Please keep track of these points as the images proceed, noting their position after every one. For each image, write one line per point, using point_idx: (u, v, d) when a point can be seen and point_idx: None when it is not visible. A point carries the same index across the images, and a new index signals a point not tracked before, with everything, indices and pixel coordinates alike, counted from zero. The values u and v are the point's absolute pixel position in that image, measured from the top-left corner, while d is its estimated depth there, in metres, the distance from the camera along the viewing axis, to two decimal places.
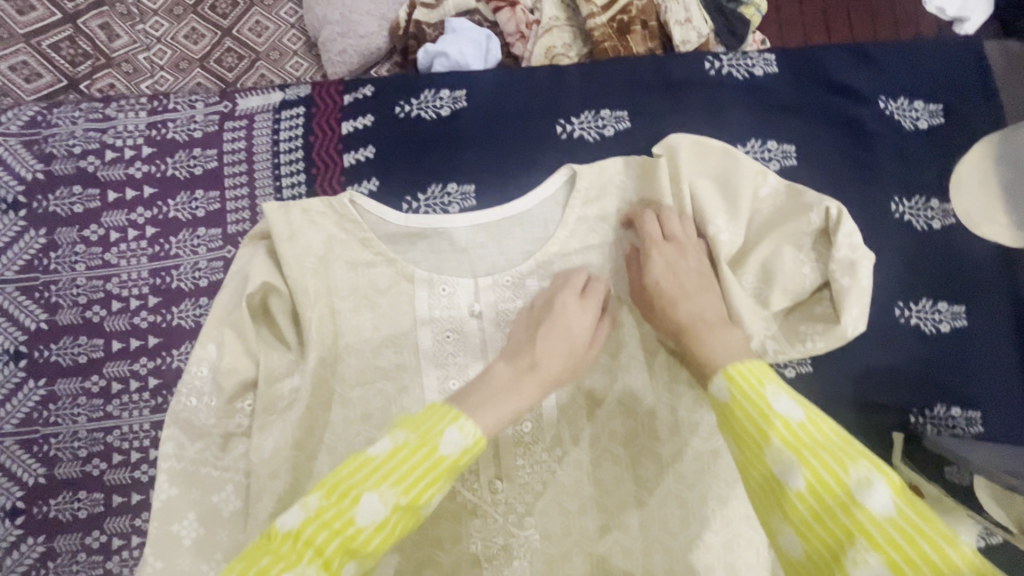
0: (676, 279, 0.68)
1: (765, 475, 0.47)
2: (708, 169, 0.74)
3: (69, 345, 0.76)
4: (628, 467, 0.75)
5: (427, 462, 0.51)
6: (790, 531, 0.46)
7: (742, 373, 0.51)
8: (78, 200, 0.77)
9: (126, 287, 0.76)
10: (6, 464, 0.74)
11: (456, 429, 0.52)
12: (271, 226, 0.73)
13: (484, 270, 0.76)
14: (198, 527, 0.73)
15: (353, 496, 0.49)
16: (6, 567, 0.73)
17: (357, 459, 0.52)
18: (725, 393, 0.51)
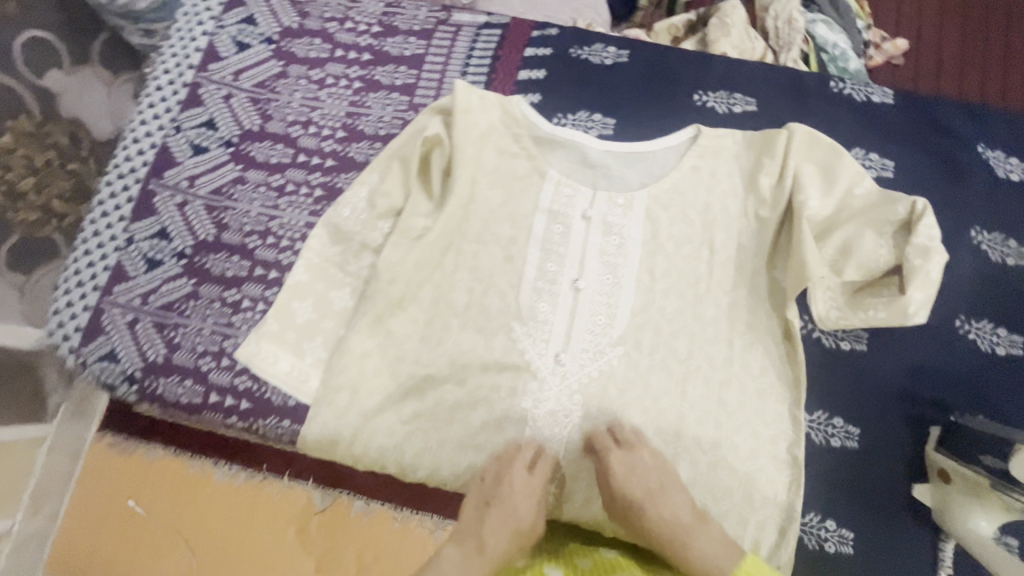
0: (639, 481, 0.77)
1: None
2: (815, 157, 0.87)
3: (268, 147, 0.95)
4: (678, 381, 0.83)
5: None
6: None
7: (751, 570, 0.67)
8: (313, 49, 0.99)
9: (325, 119, 0.96)
10: (189, 218, 0.92)
11: None
12: (455, 99, 0.91)
13: (603, 186, 0.91)
14: (313, 311, 0.87)
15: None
16: (160, 293, 0.89)
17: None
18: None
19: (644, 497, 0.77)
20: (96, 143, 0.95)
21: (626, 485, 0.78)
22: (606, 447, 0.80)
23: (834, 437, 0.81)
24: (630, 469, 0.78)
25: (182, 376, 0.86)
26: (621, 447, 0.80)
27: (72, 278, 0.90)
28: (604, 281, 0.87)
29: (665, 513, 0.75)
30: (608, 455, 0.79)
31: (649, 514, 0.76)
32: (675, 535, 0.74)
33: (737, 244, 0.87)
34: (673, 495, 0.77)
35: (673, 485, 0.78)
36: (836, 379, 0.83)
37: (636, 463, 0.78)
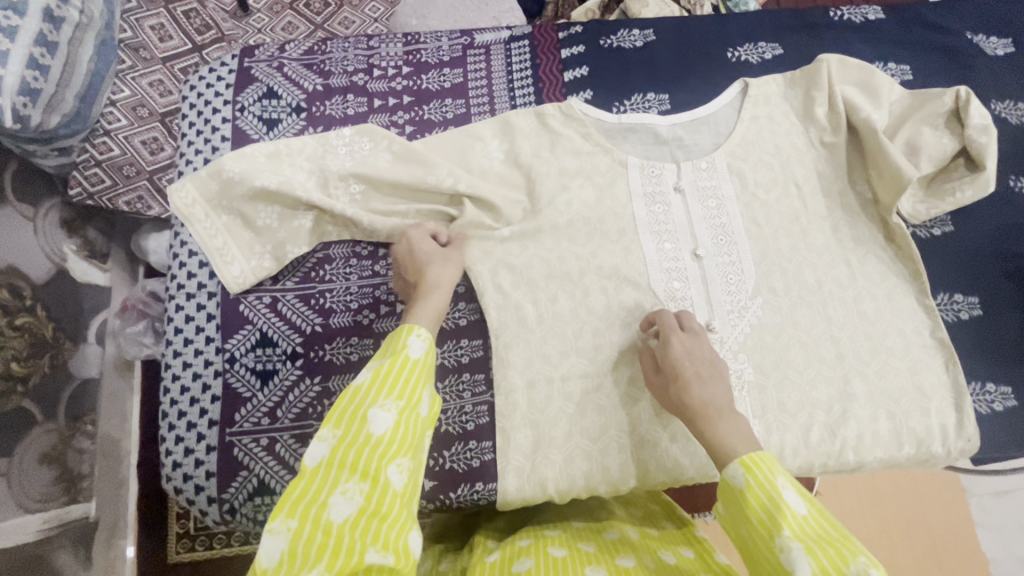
0: (698, 360, 0.73)
1: (765, 498, 0.56)
2: (852, 79, 0.95)
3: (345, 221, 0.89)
4: (820, 310, 0.88)
5: (406, 371, 0.58)
6: (791, 490, 0.56)
7: (756, 460, 0.58)
8: (349, 106, 0.94)
9: None
10: (287, 314, 0.84)
11: (416, 337, 0.61)
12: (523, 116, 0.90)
13: (684, 157, 0.94)
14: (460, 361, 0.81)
15: (358, 416, 0.54)
16: (288, 404, 0.80)
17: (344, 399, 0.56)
18: (741, 479, 0.58)
19: (690, 376, 0.71)
20: (16, 293, 1.08)
21: (681, 362, 0.73)
22: (670, 325, 0.78)
23: (961, 312, 0.89)
24: (689, 350, 0.74)
25: None
26: (689, 331, 0.77)
27: (178, 422, 0.80)
28: (719, 244, 0.90)
29: (705, 392, 0.68)
30: (671, 333, 0.76)
31: (693, 390, 0.69)
32: (703, 412, 0.67)
33: (817, 173, 0.94)
34: (718, 382, 0.70)
35: (720, 374, 0.71)
36: (941, 260, 0.91)
37: (695, 346, 0.75)
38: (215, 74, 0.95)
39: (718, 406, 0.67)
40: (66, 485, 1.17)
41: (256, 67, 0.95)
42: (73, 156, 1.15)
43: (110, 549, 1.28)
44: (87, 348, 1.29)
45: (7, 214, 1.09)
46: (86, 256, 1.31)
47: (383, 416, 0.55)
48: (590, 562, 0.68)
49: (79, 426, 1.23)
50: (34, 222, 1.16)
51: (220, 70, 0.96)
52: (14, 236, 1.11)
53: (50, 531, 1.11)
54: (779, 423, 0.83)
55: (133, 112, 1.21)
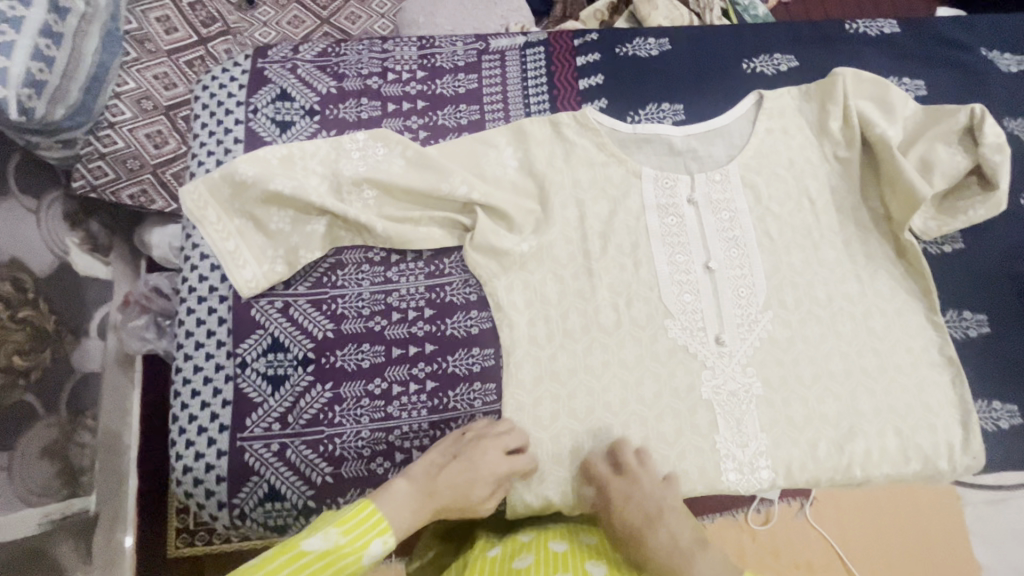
0: (637, 508, 0.75)
1: None
2: (866, 94, 0.96)
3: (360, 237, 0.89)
4: (829, 326, 0.88)
5: (403, 524, 0.64)
6: None
7: None
8: (363, 109, 0.93)
9: None
10: (299, 320, 0.84)
11: (426, 502, 0.67)
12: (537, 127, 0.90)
13: (697, 168, 0.94)
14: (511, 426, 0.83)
15: (364, 542, 0.58)
16: (299, 409, 0.80)
17: (375, 515, 0.61)
18: None
19: (643, 526, 0.73)
20: (19, 286, 1.08)
21: (630, 509, 0.75)
22: (605, 473, 0.80)
23: (970, 329, 0.90)
24: (629, 497, 0.76)
25: (362, 486, 0.79)
26: (624, 474, 0.79)
27: (189, 426, 0.79)
28: (731, 258, 0.90)
29: (663, 539, 0.71)
30: (611, 479, 0.79)
31: (648, 545, 0.70)
32: (636, 537, 0.72)
33: (830, 187, 0.94)
34: (668, 523, 0.73)
35: (674, 514, 0.74)
36: (951, 277, 0.92)
37: (631, 492, 0.76)
38: (228, 74, 0.94)
39: (681, 548, 0.70)
40: (69, 478, 1.17)
41: (269, 68, 0.94)
42: (78, 148, 1.14)
43: (110, 541, 1.28)
44: (90, 343, 1.28)
45: (10, 205, 1.10)
46: (89, 249, 1.30)
47: (374, 550, 0.59)
48: (590, 558, 0.73)
49: (82, 420, 1.22)
50: (37, 215, 1.16)
51: (233, 71, 0.95)
52: (17, 229, 1.11)
53: (52, 525, 1.11)
54: (787, 437, 0.84)
55: (138, 105, 1.18)
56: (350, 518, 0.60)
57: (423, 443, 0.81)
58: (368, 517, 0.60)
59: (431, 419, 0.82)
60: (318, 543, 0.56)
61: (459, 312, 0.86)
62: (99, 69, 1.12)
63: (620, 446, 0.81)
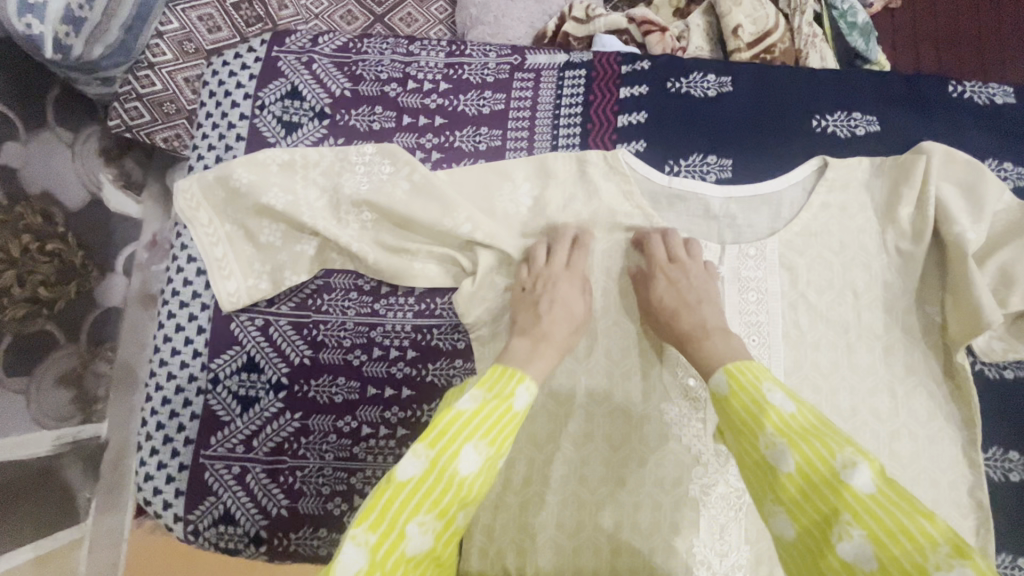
0: (681, 290, 0.76)
1: (751, 399, 0.56)
2: (953, 177, 0.82)
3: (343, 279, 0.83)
4: (847, 440, 0.79)
5: (505, 413, 0.58)
6: (779, 390, 0.56)
7: (740, 368, 0.60)
8: (375, 119, 0.85)
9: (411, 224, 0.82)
10: (277, 341, 0.80)
11: (524, 387, 0.61)
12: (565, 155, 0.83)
13: (731, 239, 0.83)
14: None
15: (509, 392, 0.60)
16: (265, 435, 0.78)
17: (507, 371, 0.62)
18: (725, 387, 0.59)
19: (679, 306, 0.75)
20: (48, 219, 1.10)
21: (665, 295, 0.77)
22: (659, 257, 0.79)
23: (1012, 472, 0.79)
24: (676, 278, 0.77)
25: (314, 525, 0.77)
26: (679, 256, 0.79)
27: (156, 434, 0.78)
28: (750, 346, 0.80)
29: (695, 319, 0.73)
30: (655, 272, 0.78)
31: (682, 319, 0.74)
32: (696, 332, 0.72)
33: (883, 282, 0.82)
34: (704, 309, 0.74)
35: (710, 296, 0.76)
36: (1004, 410, 0.80)
37: (681, 275, 0.77)
38: (241, 59, 0.88)
39: (709, 327, 0.72)
40: (82, 406, 1.22)
41: (283, 59, 0.87)
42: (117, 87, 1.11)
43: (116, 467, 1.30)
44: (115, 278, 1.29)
45: (47, 139, 1.11)
46: (123, 186, 1.29)
47: (473, 456, 0.54)
48: None
49: (99, 351, 1.24)
50: (73, 148, 1.16)
51: (247, 56, 0.88)
52: (49, 162, 1.11)
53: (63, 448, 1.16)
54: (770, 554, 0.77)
55: (179, 46, 1.09)
56: (486, 378, 0.62)
57: None
58: (500, 377, 0.62)
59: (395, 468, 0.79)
60: (470, 399, 0.58)
61: (442, 359, 0.81)
62: (143, 7, 1.02)
63: (666, 235, 0.81)
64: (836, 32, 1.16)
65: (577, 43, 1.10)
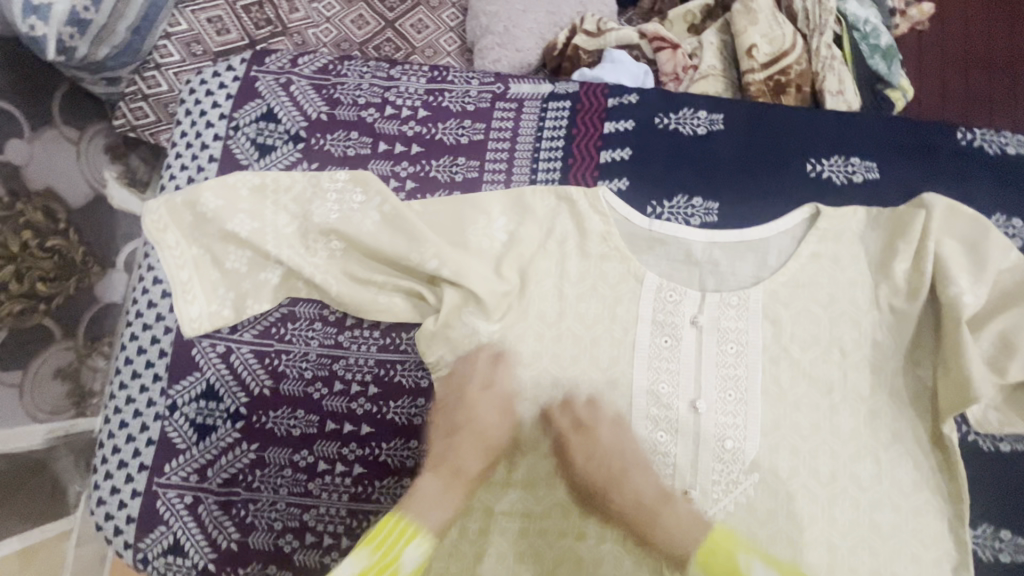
0: (601, 462, 0.74)
1: (730, 564, 0.61)
2: (954, 233, 0.77)
3: (303, 329, 0.80)
4: (824, 506, 0.74)
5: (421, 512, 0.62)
6: (755, 561, 0.60)
7: (715, 545, 0.63)
8: (351, 144, 0.84)
9: (358, 341, 0.79)
10: (238, 370, 0.79)
11: None
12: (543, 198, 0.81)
13: (713, 286, 0.79)
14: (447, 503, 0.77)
15: (394, 554, 0.60)
16: (219, 465, 0.77)
17: (396, 521, 0.63)
18: (700, 562, 0.63)
19: (610, 479, 0.73)
20: (49, 217, 1.09)
21: (590, 468, 0.74)
22: (565, 427, 0.76)
23: (1003, 553, 0.73)
24: (592, 453, 0.75)
25: (265, 560, 0.75)
26: (589, 424, 0.76)
27: (111, 457, 0.77)
28: (725, 401, 0.77)
29: (630, 495, 0.72)
30: (569, 436, 0.76)
31: (624, 488, 0.72)
32: (640, 512, 0.71)
33: (872, 340, 0.77)
34: (639, 476, 0.73)
35: (644, 463, 0.75)
36: (996, 483, 0.75)
37: (610, 439, 0.75)
38: (219, 77, 0.86)
39: (647, 504, 0.71)
40: (78, 399, 1.20)
41: (261, 79, 0.86)
42: (122, 87, 1.12)
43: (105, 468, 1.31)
44: (114, 274, 1.25)
45: (51, 137, 1.10)
46: (127, 184, 1.26)
47: (412, 555, 0.61)
48: None
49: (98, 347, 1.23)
50: (78, 146, 1.16)
51: (225, 75, 0.87)
52: (53, 159, 1.10)
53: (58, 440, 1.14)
54: None
55: (187, 48, 1.11)
56: (373, 535, 0.62)
57: (336, 531, 0.76)
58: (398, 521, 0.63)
59: (350, 507, 0.76)
60: None
61: (404, 397, 0.78)
62: (151, 9, 1.04)
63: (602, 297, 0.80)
64: (857, 55, 1.10)
65: (587, 57, 1.06)
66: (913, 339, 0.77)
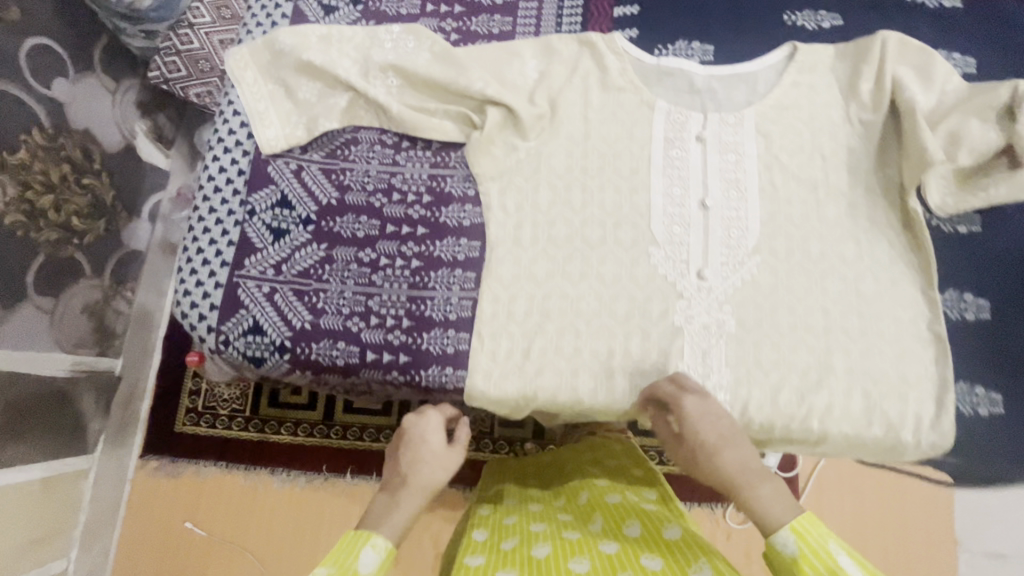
0: (713, 425, 0.73)
1: (812, 547, 0.60)
2: (907, 61, 0.92)
3: (351, 221, 0.89)
4: (816, 282, 0.87)
5: None
6: (843, 552, 0.59)
7: (806, 527, 0.62)
8: (403, 6, 0.99)
9: (407, 184, 0.91)
10: (307, 183, 0.90)
11: (371, 548, 0.63)
12: (554, 78, 0.94)
13: (713, 109, 0.94)
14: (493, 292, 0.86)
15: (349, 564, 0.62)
16: (293, 261, 0.87)
17: (352, 535, 0.65)
18: (793, 548, 0.61)
19: (719, 441, 0.72)
20: (87, 157, 1.21)
21: (701, 429, 0.73)
22: (673, 393, 0.77)
23: (968, 312, 0.86)
24: (706, 414, 0.74)
25: (333, 338, 0.85)
26: (693, 391, 0.76)
27: (196, 257, 0.87)
28: (729, 200, 0.90)
29: (736, 457, 0.70)
30: (683, 396, 0.76)
31: (723, 455, 0.70)
32: (740, 475, 0.68)
33: (847, 148, 0.92)
34: (741, 446, 0.72)
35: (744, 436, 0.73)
36: (960, 256, 0.88)
37: (708, 410, 0.74)
38: None
39: (752, 470, 0.69)
40: (101, 339, 1.29)
41: None
42: (158, 40, 1.17)
43: (128, 405, 1.36)
44: (139, 224, 1.37)
45: (90, 84, 1.20)
46: (155, 139, 1.38)
47: None
48: (573, 556, 0.76)
49: (121, 290, 1.32)
50: (113, 96, 1.26)
51: None
52: (89, 104, 1.20)
53: (79, 376, 1.24)
54: (751, 377, 0.84)
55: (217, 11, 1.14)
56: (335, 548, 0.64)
57: (398, 313, 0.86)
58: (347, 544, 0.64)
59: (409, 294, 0.87)
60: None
61: (454, 204, 0.90)
62: None
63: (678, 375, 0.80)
64: None
65: None
66: (882, 147, 0.92)
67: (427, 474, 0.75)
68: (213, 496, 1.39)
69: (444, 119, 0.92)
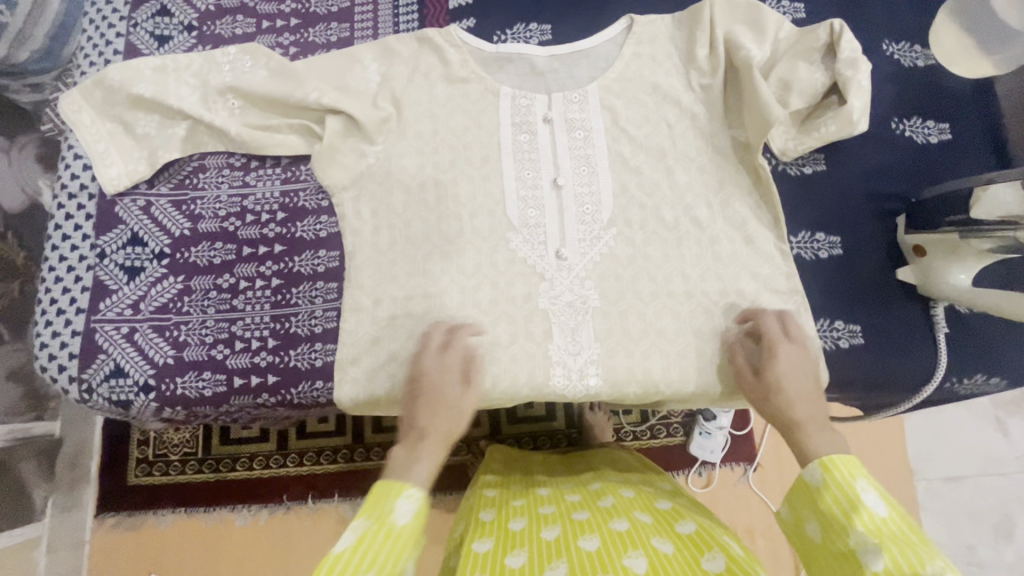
0: (801, 374, 0.71)
1: (834, 497, 0.56)
2: (738, 18, 0.93)
3: (206, 249, 0.89)
4: (674, 246, 0.89)
5: (388, 539, 0.55)
6: (870, 492, 0.55)
7: (835, 462, 0.58)
8: (238, 26, 1.01)
9: (260, 204, 0.91)
10: (157, 217, 0.90)
11: (407, 498, 0.58)
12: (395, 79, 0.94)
13: (557, 88, 0.94)
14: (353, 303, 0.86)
15: (387, 509, 0.57)
16: (150, 297, 0.87)
17: (383, 486, 0.59)
18: (817, 478, 0.58)
19: (815, 393, 0.69)
20: None
21: (786, 376, 0.71)
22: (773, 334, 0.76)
23: (820, 251, 0.89)
24: (798, 362, 0.72)
25: (198, 368, 0.84)
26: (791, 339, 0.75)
27: (49, 309, 0.85)
28: (581, 177, 0.91)
29: (805, 407, 0.67)
30: (779, 343, 0.74)
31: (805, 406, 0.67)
32: (789, 424, 0.66)
33: (690, 109, 0.93)
34: (799, 399, 0.68)
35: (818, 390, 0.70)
36: (807, 199, 0.91)
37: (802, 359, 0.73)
38: None
39: (814, 418, 0.66)
40: (33, 402, 1.16)
41: None
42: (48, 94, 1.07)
43: (75, 464, 1.23)
44: None
45: None
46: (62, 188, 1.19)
47: None
48: (586, 532, 0.70)
49: None
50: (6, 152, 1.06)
51: None
52: None
53: (12, 443, 1.12)
54: (620, 348, 0.85)
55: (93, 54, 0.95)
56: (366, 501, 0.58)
57: (262, 334, 0.86)
58: (378, 493, 0.59)
59: (273, 313, 0.87)
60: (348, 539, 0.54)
61: (309, 218, 0.91)
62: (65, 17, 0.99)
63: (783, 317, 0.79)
64: None
65: None
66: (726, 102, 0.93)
67: (455, 418, 0.70)
68: (172, 548, 1.24)
69: (289, 136, 0.92)
